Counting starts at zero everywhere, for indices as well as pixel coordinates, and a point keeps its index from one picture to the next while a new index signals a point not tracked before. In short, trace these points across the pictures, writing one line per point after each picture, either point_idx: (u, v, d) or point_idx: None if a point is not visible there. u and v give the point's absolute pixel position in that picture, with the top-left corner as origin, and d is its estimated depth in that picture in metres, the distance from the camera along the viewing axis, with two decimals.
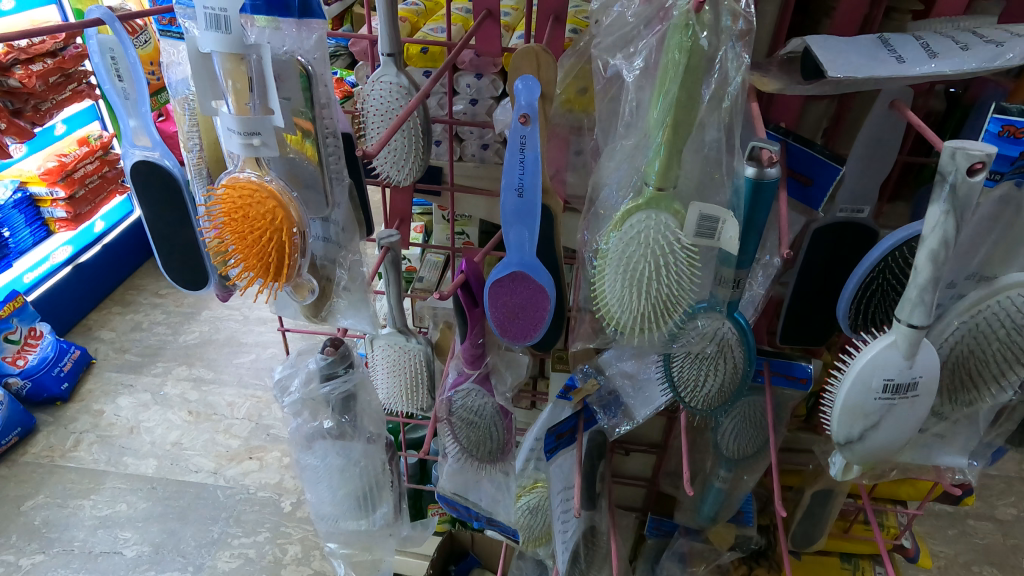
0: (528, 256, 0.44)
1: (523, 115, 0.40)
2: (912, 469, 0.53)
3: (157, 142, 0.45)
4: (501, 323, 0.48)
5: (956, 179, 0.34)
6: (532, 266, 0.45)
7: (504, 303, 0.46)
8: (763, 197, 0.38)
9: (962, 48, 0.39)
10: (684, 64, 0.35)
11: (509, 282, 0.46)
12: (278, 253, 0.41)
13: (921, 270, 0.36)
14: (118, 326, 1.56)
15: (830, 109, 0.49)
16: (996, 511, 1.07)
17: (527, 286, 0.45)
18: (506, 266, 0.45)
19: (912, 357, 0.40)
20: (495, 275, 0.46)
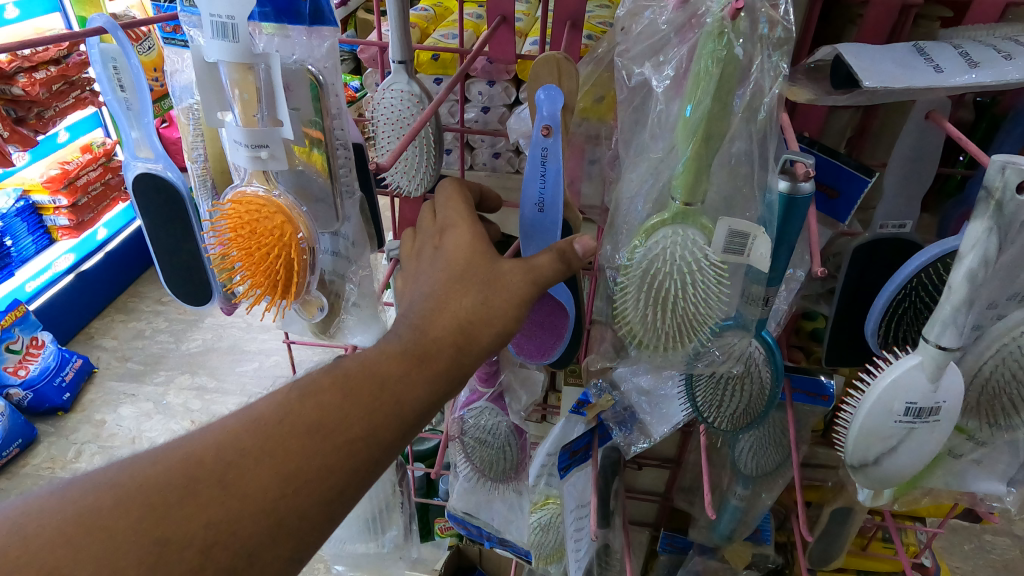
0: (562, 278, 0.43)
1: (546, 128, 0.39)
2: (943, 493, 0.51)
3: (159, 153, 0.44)
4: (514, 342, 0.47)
5: (1004, 196, 0.32)
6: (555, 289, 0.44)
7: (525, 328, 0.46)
8: (796, 212, 0.36)
9: (1004, 57, 0.36)
10: (718, 74, 0.33)
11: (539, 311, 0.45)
12: (286, 269, 0.39)
13: (955, 290, 0.34)
14: (121, 333, 1.54)
15: (855, 119, 0.47)
16: (1014, 526, 0.97)
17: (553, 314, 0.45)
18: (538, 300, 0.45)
19: (937, 381, 0.38)
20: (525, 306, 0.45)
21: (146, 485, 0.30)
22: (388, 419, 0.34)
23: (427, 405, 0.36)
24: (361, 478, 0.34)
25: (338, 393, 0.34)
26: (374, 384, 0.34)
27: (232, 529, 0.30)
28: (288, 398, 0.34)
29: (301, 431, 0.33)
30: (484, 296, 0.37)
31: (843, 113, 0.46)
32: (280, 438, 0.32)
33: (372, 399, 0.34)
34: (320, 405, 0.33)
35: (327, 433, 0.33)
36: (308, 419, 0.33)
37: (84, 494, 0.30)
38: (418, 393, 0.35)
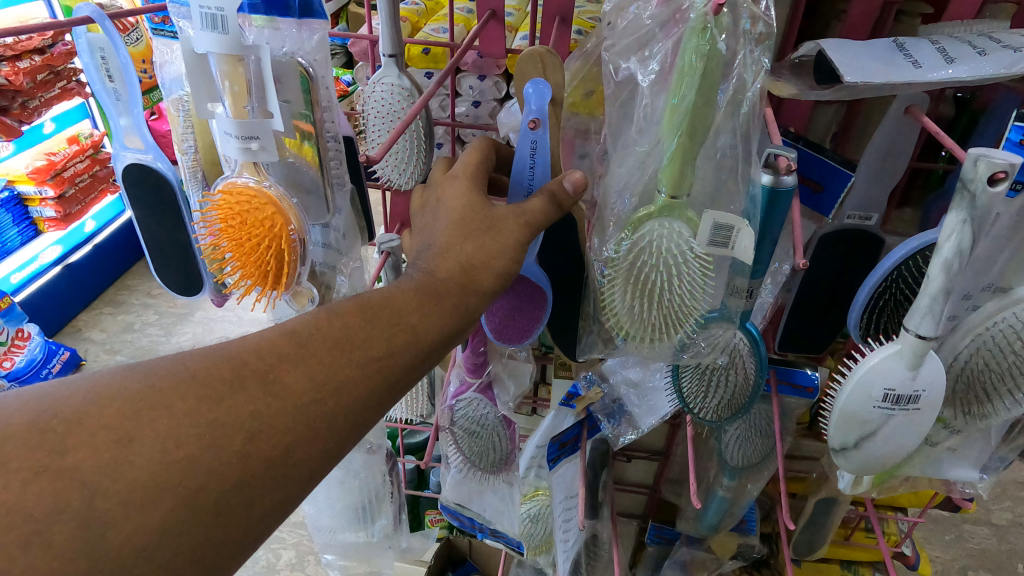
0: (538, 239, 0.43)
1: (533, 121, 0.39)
2: (921, 481, 0.52)
3: (150, 144, 0.44)
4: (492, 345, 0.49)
5: (977, 189, 0.32)
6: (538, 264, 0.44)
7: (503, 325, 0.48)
8: (779, 205, 0.37)
9: (979, 53, 0.37)
10: (701, 68, 0.34)
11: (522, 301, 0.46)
12: (277, 260, 0.40)
13: (932, 280, 0.35)
14: (109, 327, 1.53)
15: (839, 114, 0.47)
16: (991, 515, 1.00)
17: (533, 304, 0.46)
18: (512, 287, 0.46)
19: (916, 369, 0.39)
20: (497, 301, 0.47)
21: (193, 377, 0.33)
22: (410, 344, 0.37)
23: (442, 338, 0.38)
24: (381, 396, 0.36)
25: (366, 313, 0.36)
26: (400, 313, 0.37)
27: (264, 424, 0.33)
28: (317, 317, 0.36)
29: (331, 348, 0.35)
30: (483, 242, 0.38)
31: (827, 108, 0.47)
32: (312, 351, 0.35)
33: (397, 324, 0.37)
34: (348, 326, 0.36)
35: (354, 352, 0.35)
36: (339, 335, 0.36)
37: (142, 379, 0.33)
38: (436, 326, 0.37)
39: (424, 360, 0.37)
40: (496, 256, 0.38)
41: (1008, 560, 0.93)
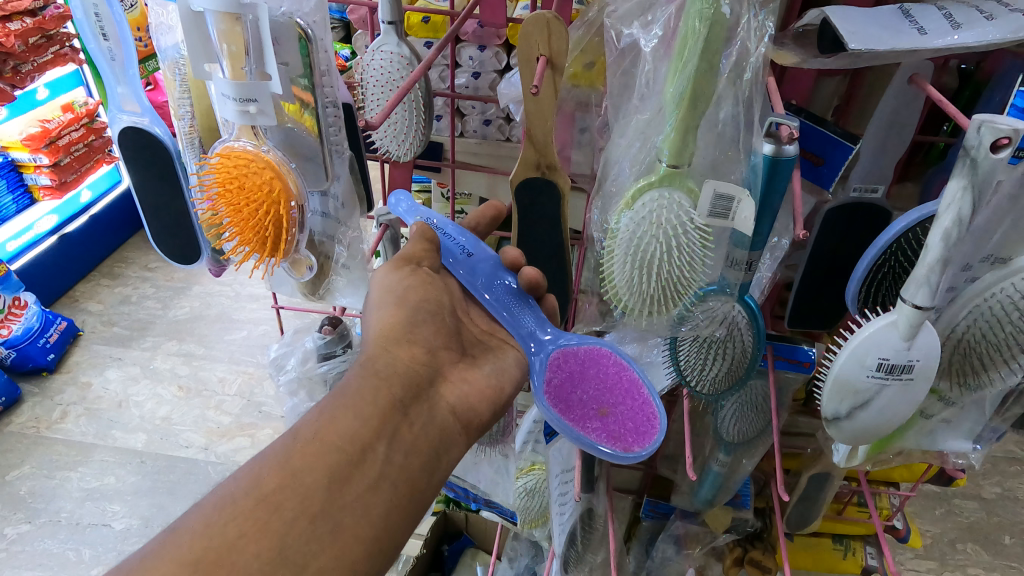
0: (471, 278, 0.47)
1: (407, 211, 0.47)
2: (915, 454, 0.53)
3: (146, 108, 0.43)
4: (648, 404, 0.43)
5: (978, 155, 0.32)
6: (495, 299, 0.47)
7: (604, 399, 0.44)
8: (780, 175, 0.37)
9: (986, 18, 0.37)
10: (705, 33, 0.34)
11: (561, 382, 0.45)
12: (275, 227, 0.39)
13: (932, 249, 0.35)
14: (106, 298, 1.42)
15: (842, 86, 0.47)
16: (981, 490, 1.01)
17: (563, 354, 0.46)
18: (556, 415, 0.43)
19: (911, 339, 0.39)
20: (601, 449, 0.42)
21: None
22: (321, 461, 0.34)
23: (358, 441, 0.36)
24: (307, 526, 0.32)
25: (258, 471, 0.33)
26: (298, 436, 0.35)
27: None
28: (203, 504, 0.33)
29: (223, 510, 0.32)
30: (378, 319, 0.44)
31: (831, 80, 0.46)
32: (198, 528, 0.31)
33: (297, 450, 0.34)
34: (233, 489, 0.33)
35: (250, 499, 0.32)
36: (225, 503, 0.32)
37: None
38: (345, 429, 0.36)
39: (348, 470, 0.35)
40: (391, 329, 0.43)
41: (996, 533, 0.95)
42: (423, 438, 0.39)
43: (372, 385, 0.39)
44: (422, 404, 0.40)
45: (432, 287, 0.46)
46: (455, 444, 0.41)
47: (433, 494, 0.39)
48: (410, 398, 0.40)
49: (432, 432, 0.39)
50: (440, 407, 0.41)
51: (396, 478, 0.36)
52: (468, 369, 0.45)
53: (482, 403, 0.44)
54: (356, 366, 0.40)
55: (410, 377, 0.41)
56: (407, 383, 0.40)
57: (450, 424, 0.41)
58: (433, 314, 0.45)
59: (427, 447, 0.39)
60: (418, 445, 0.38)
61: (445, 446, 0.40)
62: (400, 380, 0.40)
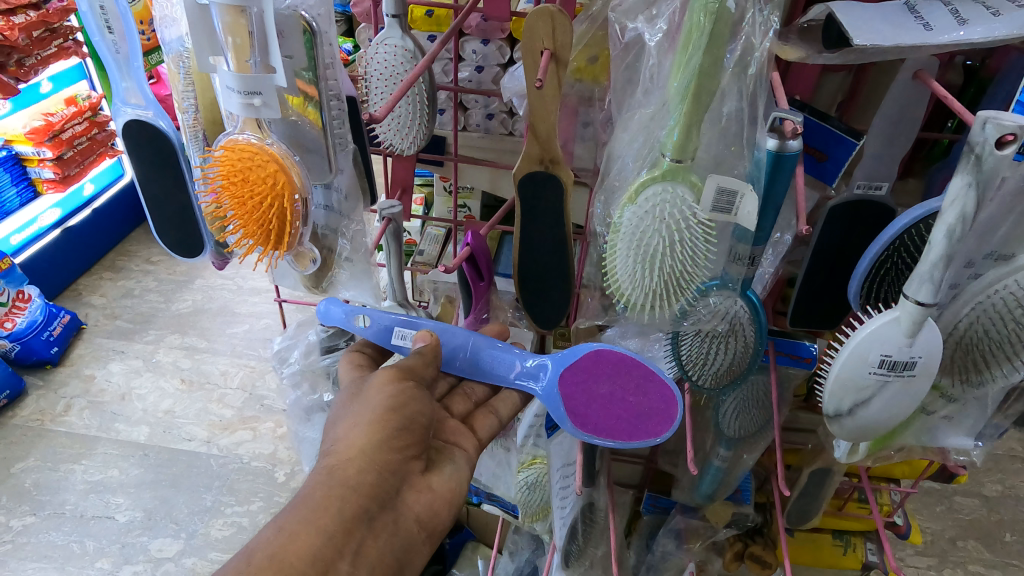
0: (452, 361, 0.50)
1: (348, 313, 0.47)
2: (915, 451, 0.53)
3: (151, 101, 0.43)
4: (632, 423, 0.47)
5: (983, 151, 0.32)
6: (467, 368, 0.50)
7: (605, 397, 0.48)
8: (783, 170, 0.37)
9: (993, 14, 0.37)
10: (710, 28, 0.34)
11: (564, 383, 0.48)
12: (279, 220, 0.40)
13: (934, 245, 0.35)
14: (109, 292, 1.42)
15: (846, 82, 0.47)
16: (982, 488, 1.01)
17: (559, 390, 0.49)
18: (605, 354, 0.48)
19: (913, 336, 0.39)
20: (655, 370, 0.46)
21: None
22: None
23: (320, 560, 0.35)
24: None
25: None
26: (254, 557, 0.34)
27: None
28: None
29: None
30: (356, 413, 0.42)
31: (835, 76, 0.46)
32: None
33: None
34: None
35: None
36: None
37: None
38: (309, 544, 0.35)
39: None
40: (361, 419, 0.42)
41: (996, 530, 0.95)
42: (387, 550, 0.39)
43: (340, 495, 0.38)
44: (389, 512, 0.41)
45: (426, 401, 0.45)
46: (417, 552, 0.42)
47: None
48: (379, 508, 0.40)
49: (397, 541, 0.40)
50: (407, 516, 0.42)
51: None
52: (433, 475, 0.45)
53: (444, 513, 0.44)
54: (323, 473, 0.39)
55: (384, 488, 0.40)
56: (377, 491, 0.40)
57: (415, 535, 0.42)
58: (420, 427, 0.44)
59: (390, 559, 0.40)
60: (382, 558, 0.39)
61: (408, 555, 0.41)
62: (372, 488, 0.40)
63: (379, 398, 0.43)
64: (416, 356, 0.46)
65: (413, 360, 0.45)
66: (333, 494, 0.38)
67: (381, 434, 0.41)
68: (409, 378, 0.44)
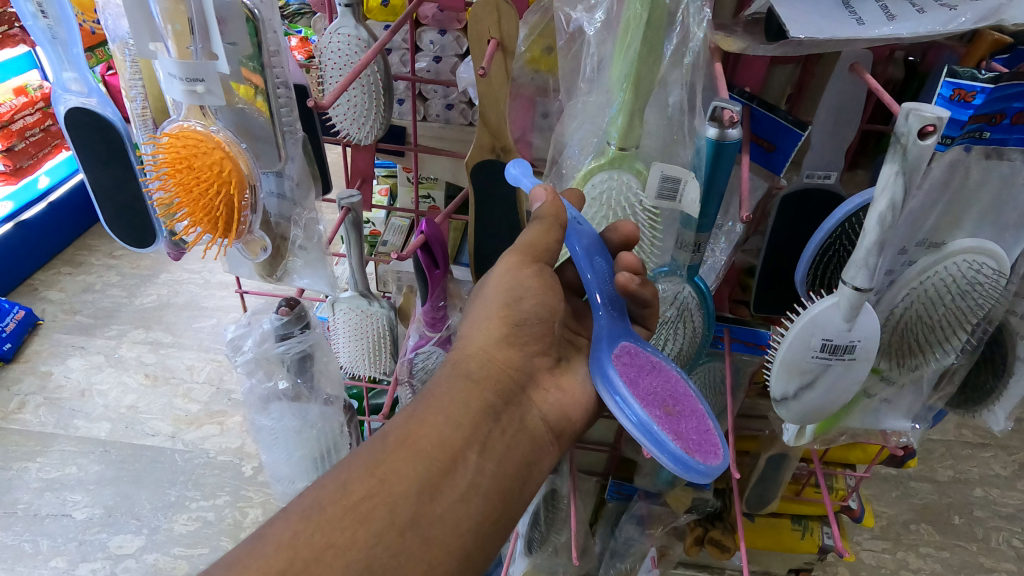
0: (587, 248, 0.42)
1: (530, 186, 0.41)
2: (859, 434, 0.54)
3: (93, 89, 0.43)
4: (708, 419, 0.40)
5: (908, 141, 0.34)
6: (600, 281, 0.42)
7: (671, 398, 0.39)
8: (724, 158, 0.38)
9: (918, 11, 0.38)
10: (646, 17, 0.35)
11: (632, 366, 0.40)
12: (226, 207, 0.40)
13: (869, 232, 0.37)
14: (68, 287, 1.38)
15: (795, 74, 0.48)
16: (935, 472, 1.04)
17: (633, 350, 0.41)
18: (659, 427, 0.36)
19: (851, 321, 0.41)
20: (630, 421, 0.37)
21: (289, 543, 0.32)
22: (413, 467, 0.35)
23: (455, 442, 0.37)
24: (393, 543, 0.33)
25: (352, 472, 0.35)
26: (388, 438, 0.37)
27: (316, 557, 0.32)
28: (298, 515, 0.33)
29: (310, 520, 0.33)
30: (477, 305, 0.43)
31: (784, 68, 0.47)
32: (285, 536, 0.32)
33: (387, 457, 0.36)
34: (320, 496, 0.34)
35: (339, 507, 0.33)
36: (309, 513, 0.33)
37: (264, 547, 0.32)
38: (439, 429, 0.37)
39: (439, 472, 0.36)
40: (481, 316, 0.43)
41: (947, 513, 0.99)
42: (514, 446, 0.40)
43: (466, 387, 0.40)
44: (514, 410, 0.41)
45: (548, 294, 0.43)
46: (547, 453, 0.42)
47: (519, 506, 0.40)
48: (503, 404, 0.40)
49: (524, 439, 0.41)
50: (533, 417, 0.42)
51: (485, 489, 0.37)
52: (564, 372, 0.45)
53: (574, 417, 0.44)
54: (448, 368, 0.41)
55: (507, 382, 0.41)
56: (500, 387, 0.41)
57: (541, 434, 0.42)
58: (542, 321, 0.43)
59: (518, 457, 0.40)
60: (507, 455, 0.39)
61: (538, 455, 0.41)
62: (494, 382, 0.41)
63: (503, 290, 0.42)
64: (538, 225, 0.40)
65: (534, 230, 0.40)
66: (461, 385, 0.40)
67: (502, 330, 0.42)
68: (535, 260, 0.42)
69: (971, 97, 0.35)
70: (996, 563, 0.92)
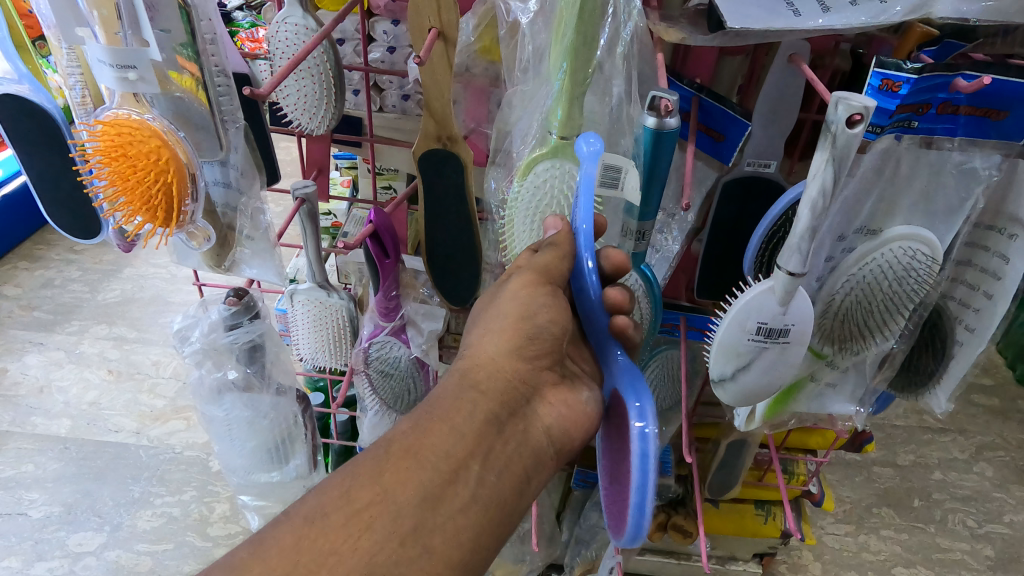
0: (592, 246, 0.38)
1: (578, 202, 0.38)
2: (807, 418, 0.55)
3: (21, 74, 0.42)
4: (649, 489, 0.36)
5: (837, 130, 0.34)
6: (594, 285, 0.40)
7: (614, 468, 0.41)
8: (663, 146, 0.38)
9: (852, 3, 0.39)
10: (578, 8, 0.37)
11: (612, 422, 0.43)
12: (166, 198, 0.40)
13: (801, 218, 0.38)
14: (25, 282, 1.35)
15: (744, 65, 0.48)
16: (896, 457, 1.07)
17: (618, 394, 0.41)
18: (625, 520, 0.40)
19: (786, 305, 0.42)
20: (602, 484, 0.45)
21: (282, 552, 0.33)
22: (414, 477, 0.36)
23: (461, 454, 0.38)
24: (397, 551, 0.34)
25: (356, 479, 0.36)
26: (392, 446, 0.37)
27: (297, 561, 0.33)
28: (295, 525, 0.34)
29: (314, 524, 0.34)
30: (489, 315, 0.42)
31: (733, 59, 0.47)
32: (286, 541, 0.34)
33: (390, 466, 0.36)
34: (322, 501, 0.35)
35: (343, 514, 0.34)
36: (309, 520, 0.34)
37: (254, 549, 0.33)
38: (446, 441, 0.38)
39: (441, 484, 0.36)
40: (488, 331, 0.41)
41: (907, 497, 1.01)
42: (516, 458, 0.40)
43: (471, 398, 0.40)
44: (519, 422, 0.41)
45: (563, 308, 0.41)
46: (545, 466, 0.42)
47: (517, 516, 0.40)
48: (507, 416, 0.40)
49: (526, 452, 0.41)
50: (537, 428, 0.42)
51: (485, 500, 0.38)
52: (572, 391, 0.43)
53: (580, 431, 0.43)
54: (455, 376, 0.41)
55: (512, 395, 0.41)
56: (506, 398, 0.40)
57: (543, 447, 0.42)
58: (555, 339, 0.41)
59: (517, 469, 0.40)
60: (509, 466, 0.39)
61: (537, 466, 0.41)
62: (499, 393, 0.40)
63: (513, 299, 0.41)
64: (550, 251, 0.39)
65: (547, 256, 0.39)
66: (463, 395, 0.40)
67: (511, 343, 0.41)
68: (549, 282, 0.40)
69: (898, 88, 0.36)
70: (952, 543, 0.95)
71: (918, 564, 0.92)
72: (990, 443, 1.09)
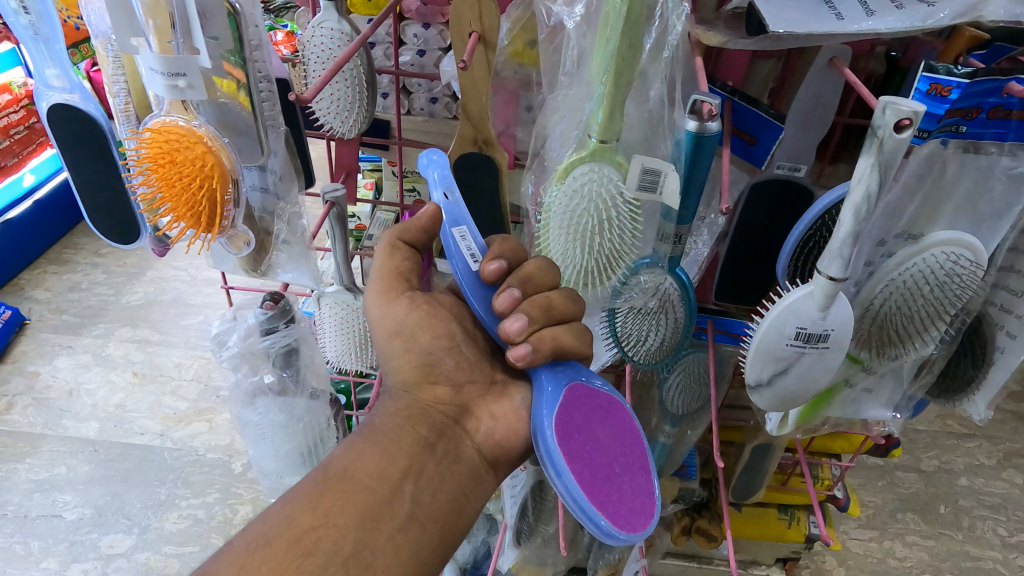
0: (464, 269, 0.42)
1: (471, 257, 0.42)
2: (841, 423, 0.55)
3: (74, 84, 0.43)
4: (597, 495, 0.38)
5: (885, 135, 0.34)
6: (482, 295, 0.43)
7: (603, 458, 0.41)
8: (703, 151, 0.38)
9: (897, 7, 0.38)
10: (625, 11, 0.37)
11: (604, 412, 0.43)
12: (209, 202, 0.40)
13: (844, 223, 0.37)
14: (54, 285, 1.36)
15: (777, 68, 0.47)
16: (920, 462, 1.06)
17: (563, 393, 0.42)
18: (649, 462, 0.42)
19: (826, 309, 0.42)
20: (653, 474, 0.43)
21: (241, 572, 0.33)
22: (351, 500, 0.38)
23: (391, 478, 0.40)
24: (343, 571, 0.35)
25: (294, 509, 0.36)
26: (328, 472, 0.39)
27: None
28: (239, 555, 0.34)
29: (256, 553, 0.34)
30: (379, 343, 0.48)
31: (765, 62, 0.47)
32: (230, 568, 0.34)
33: (327, 491, 0.37)
34: (265, 530, 0.35)
35: (285, 542, 0.35)
36: (258, 546, 0.35)
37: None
38: (373, 463, 0.40)
39: (377, 504, 0.38)
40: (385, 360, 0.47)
41: (932, 503, 1.00)
42: (449, 477, 0.42)
43: (399, 424, 0.43)
44: (450, 442, 0.44)
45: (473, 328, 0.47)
46: (485, 482, 0.45)
47: (459, 535, 0.42)
48: (436, 437, 0.43)
49: (459, 469, 0.43)
50: (468, 446, 0.45)
51: (423, 517, 0.39)
52: (501, 399, 0.47)
53: (514, 442, 0.46)
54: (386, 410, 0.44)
55: (436, 419, 0.44)
56: (432, 422, 0.44)
57: (478, 465, 0.44)
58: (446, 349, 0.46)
59: (453, 487, 0.42)
60: (444, 485, 0.42)
61: (475, 486, 0.44)
62: (424, 419, 0.44)
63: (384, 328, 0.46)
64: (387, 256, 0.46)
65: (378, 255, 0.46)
66: (394, 424, 0.43)
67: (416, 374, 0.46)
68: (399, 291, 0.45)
69: (948, 92, 0.38)
70: (980, 551, 0.94)
71: (946, 571, 0.92)
72: (1018, 450, 1.08)
